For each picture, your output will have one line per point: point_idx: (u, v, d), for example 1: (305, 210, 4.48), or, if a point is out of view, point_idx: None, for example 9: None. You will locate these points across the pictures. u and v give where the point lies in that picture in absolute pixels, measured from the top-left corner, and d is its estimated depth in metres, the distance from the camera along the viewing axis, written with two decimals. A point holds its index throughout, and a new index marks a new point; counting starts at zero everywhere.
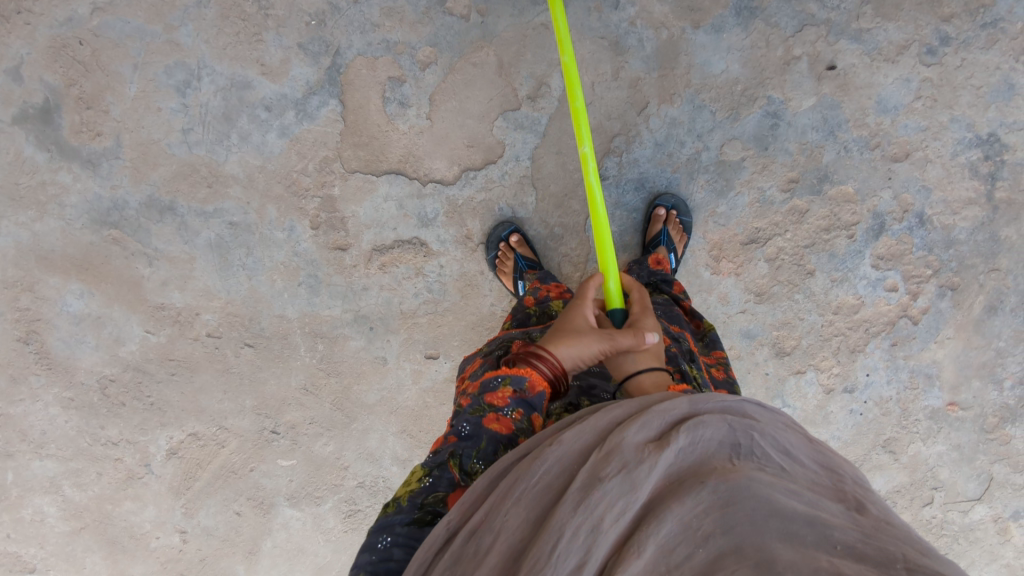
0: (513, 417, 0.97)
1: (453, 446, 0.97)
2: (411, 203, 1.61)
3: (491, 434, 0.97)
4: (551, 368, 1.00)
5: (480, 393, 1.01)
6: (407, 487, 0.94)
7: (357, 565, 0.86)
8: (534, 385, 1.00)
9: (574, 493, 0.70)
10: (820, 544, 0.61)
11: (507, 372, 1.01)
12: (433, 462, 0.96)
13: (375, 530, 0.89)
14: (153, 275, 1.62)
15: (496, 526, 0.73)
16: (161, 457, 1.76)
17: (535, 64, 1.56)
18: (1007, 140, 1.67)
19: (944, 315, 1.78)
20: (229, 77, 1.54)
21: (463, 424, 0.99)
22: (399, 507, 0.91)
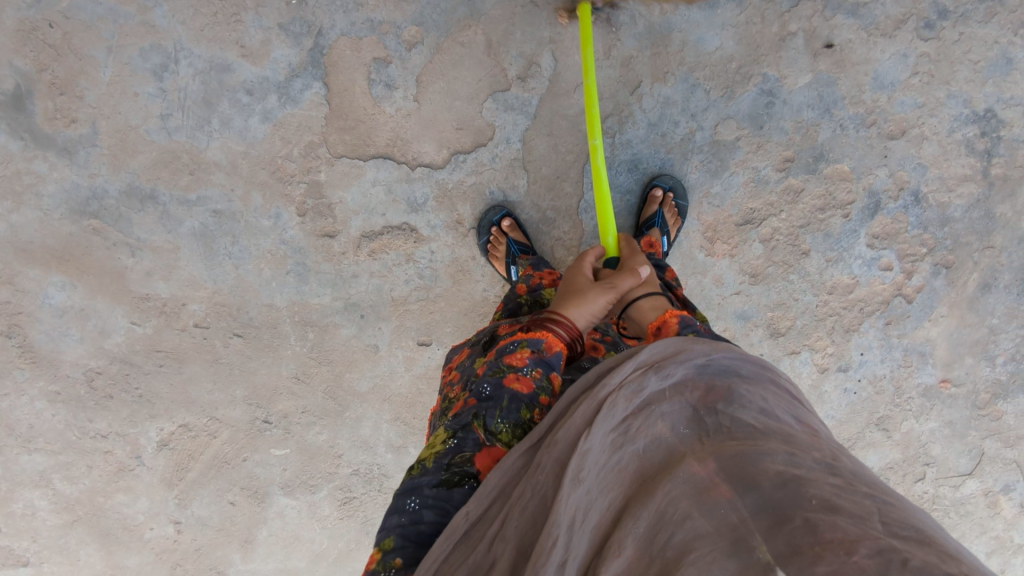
0: (533, 375, 0.99)
1: (475, 408, 0.97)
2: (400, 187, 1.57)
3: (514, 393, 0.96)
4: (567, 331, 1.05)
5: (498, 358, 1.03)
6: (431, 451, 0.94)
7: (387, 528, 0.84)
8: (550, 345, 1.03)
9: (566, 487, 0.68)
10: (795, 503, 0.59)
11: (522, 337, 1.04)
12: (457, 424, 0.96)
13: (402, 493, 0.88)
14: (137, 265, 1.58)
15: (508, 534, 0.71)
16: (152, 449, 1.74)
17: (524, 43, 1.52)
18: (1004, 116, 1.65)
19: (938, 294, 1.77)
20: (207, 60, 1.48)
21: (484, 386, 0.99)
22: (425, 469, 0.90)
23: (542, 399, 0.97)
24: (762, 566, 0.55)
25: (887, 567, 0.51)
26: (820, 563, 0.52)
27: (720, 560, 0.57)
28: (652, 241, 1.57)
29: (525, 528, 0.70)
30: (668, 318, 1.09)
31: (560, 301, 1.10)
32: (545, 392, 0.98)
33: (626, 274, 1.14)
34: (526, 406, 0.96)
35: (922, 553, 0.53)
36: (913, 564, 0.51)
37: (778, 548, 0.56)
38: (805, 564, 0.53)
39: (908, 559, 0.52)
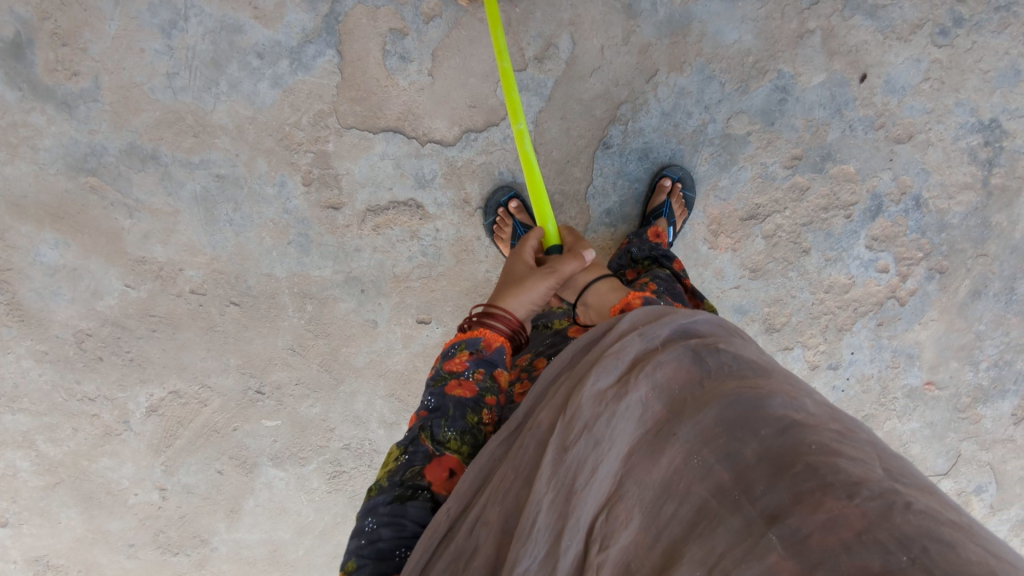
0: (474, 378, 0.99)
1: (423, 420, 0.97)
2: (409, 162, 1.55)
3: (457, 399, 0.97)
4: (505, 324, 1.08)
5: (440, 365, 1.04)
6: (385, 470, 0.94)
7: (349, 552, 0.85)
8: (489, 342, 1.05)
9: (550, 462, 0.70)
10: (797, 446, 0.61)
11: (461, 339, 1.06)
12: (406, 442, 0.96)
13: (359, 516, 0.88)
14: (134, 227, 1.55)
15: (489, 518, 0.74)
16: (141, 414, 1.72)
17: (544, 24, 1.51)
18: (1008, 127, 1.67)
19: (930, 298, 1.80)
20: (218, 20, 1.44)
21: (428, 399, 0.99)
22: (380, 488, 0.90)
23: (486, 399, 0.99)
24: (764, 522, 0.58)
25: (889, 510, 0.54)
26: (822, 510, 0.55)
27: (727, 522, 0.60)
28: (658, 232, 1.55)
29: (510, 508, 0.73)
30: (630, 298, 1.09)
31: (501, 289, 1.12)
32: (488, 392, 1.00)
33: (570, 258, 1.14)
34: (471, 409, 0.96)
35: (924, 498, 0.55)
36: (917, 508, 0.54)
37: (782, 499, 0.58)
38: (807, 513, 0.56)
39: (911, 502, 0.55)
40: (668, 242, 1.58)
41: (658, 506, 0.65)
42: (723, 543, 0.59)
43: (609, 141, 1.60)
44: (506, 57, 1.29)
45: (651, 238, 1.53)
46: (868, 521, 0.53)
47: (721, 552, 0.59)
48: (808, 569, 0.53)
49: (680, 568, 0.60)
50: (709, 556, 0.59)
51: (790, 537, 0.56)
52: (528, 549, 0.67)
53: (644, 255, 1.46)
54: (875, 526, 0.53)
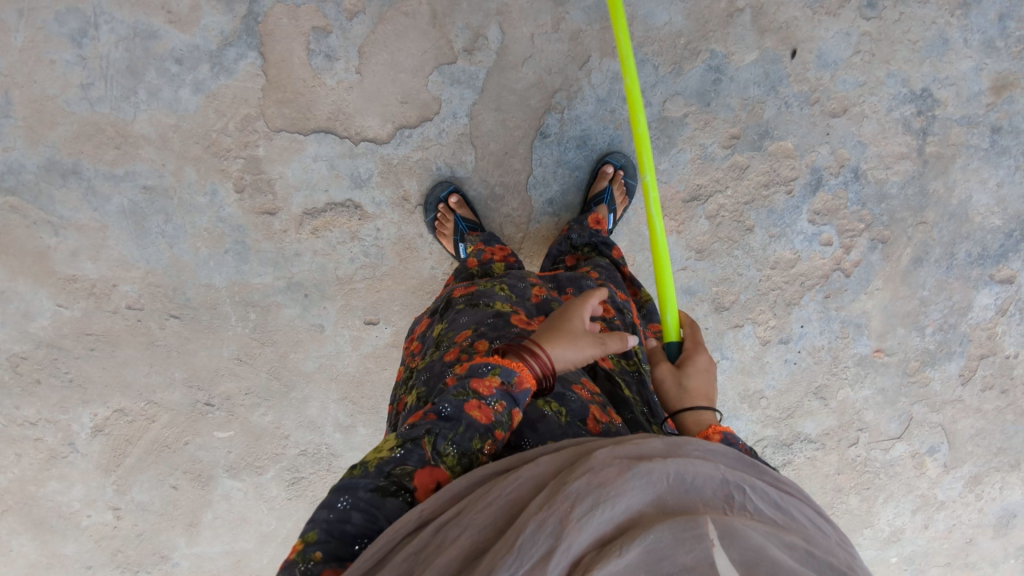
0: (496, 408, 0.85)
1: (430, 422, 0.84)
2: (343, 163, 1.51)
3: (472, 421, 0.84)
4: (541, 369, 0.88)
5: (466, 374, 0.87)
6: (376, 453, 0.82)
7: (312, 520, 0.75)
8: (522, 381, 0.87)
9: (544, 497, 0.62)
10: None
11: (496, 360, 0.88)
12: (406, 435, 0.83)
13: (335, 489, 0.77)
14: (61, 245, 1.49)
15: (464, 523, 0.65)
16: (86, 435, 1.68)
17: (471, 15, 1.47)
18: (939, 96, 1.69)
19: (874, 268, 1.83)
20: (131, 26, 1.39)
21: (443, 404, 0.85)
22: (366, 470, 0.79)
23: (496, 434, 0.85)
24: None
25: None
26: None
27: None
28: (599, 219, 1.53)
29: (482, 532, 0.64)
30: (711, 432, 0.88)
31: (546, 331, 0.92)
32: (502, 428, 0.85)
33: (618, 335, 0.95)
34: (481, 438, 0.84)
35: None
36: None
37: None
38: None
39: None
40: (608, 228, 1.57)
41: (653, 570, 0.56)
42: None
43: (546, 130, 1.56)
44: (631, 71, 1.14)
45: (591, 225, 1.51)
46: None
47: None
48: None
49: None
50: None
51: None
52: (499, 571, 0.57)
53: (585, 242, 1.44)
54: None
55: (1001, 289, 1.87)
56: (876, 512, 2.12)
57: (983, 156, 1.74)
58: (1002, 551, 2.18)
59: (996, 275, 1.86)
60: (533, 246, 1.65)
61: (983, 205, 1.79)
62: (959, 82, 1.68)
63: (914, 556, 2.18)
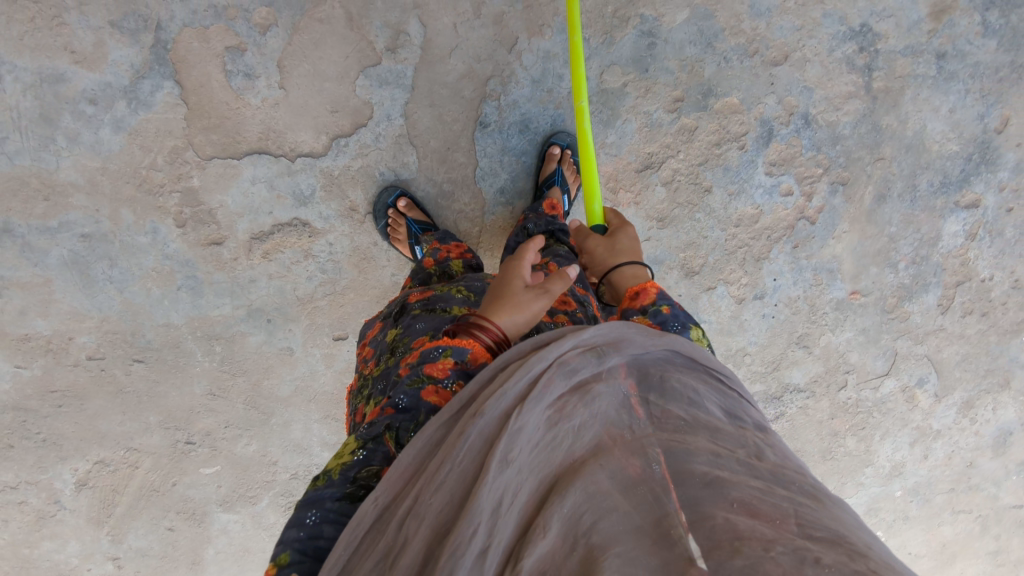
0: (453, 390, 0.81)
1: (389, 418, 0.81)
2: (283, 182, 1.47)
3: (430, 408, 0.80)
4: (494, 341, 0.84)
5: (418, 363, 0.85)
6: (339, 459, 0.80)
7: (284, 541, 0.72)
8: (477, 357, 0.83)
9: (491, 472, 0.61)
10: (716, 502, 0.55)
11: (447, 343, 0.85)
12: (367, 435, 0.81)
13: (302, 505, 0.74)
14: (8, 305, 1.45)
15: (421, 511, 0.63)
16: (71, 491, 1.66)
17: (387, 12, 1.41)
18: (879, 29, 1.67)
19: (838, 211, 1.82)
20: (36, 72, 1.30)
21: (400, 397, 0.83)
22: (330, 480, 0.76)
23: None
24: (681, 564, 0.51)
25: (801, 564, 0.48)
26: (738, 557, 0.49)
27: (643, 556, 0.53)
28: (553, 203, 1.48)
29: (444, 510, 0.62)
30: (648, 286, 0.96)
31: (490, 302, 0.87)
32: None
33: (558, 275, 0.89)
34: None
35: (833, 551, 0.50)
36: (826, 563, 0.48)
37: (699, 543, 0.52)
38: (724, 557, 0.50)
39: (820, 557, 0.49)
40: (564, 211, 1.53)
41: (573, 528, 0.57)
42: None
43: (485, 120, 1.52)
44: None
45: (546, 211, 1.46)
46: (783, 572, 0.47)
47: None
48: None
49: None
50: None
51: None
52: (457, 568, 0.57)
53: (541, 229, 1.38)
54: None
55: (967, 215, 1.86)
56: (875, 450, 2.13)
57: (931, 84, 1.72)
58: (1004, 469, 2.20)
59: (961, 202, 1.84)
60: (491, 239, 1.62)
61: (938, 133, 1.76)
62: (896, 13, 1.66)
63: (919, 487, 2.20)
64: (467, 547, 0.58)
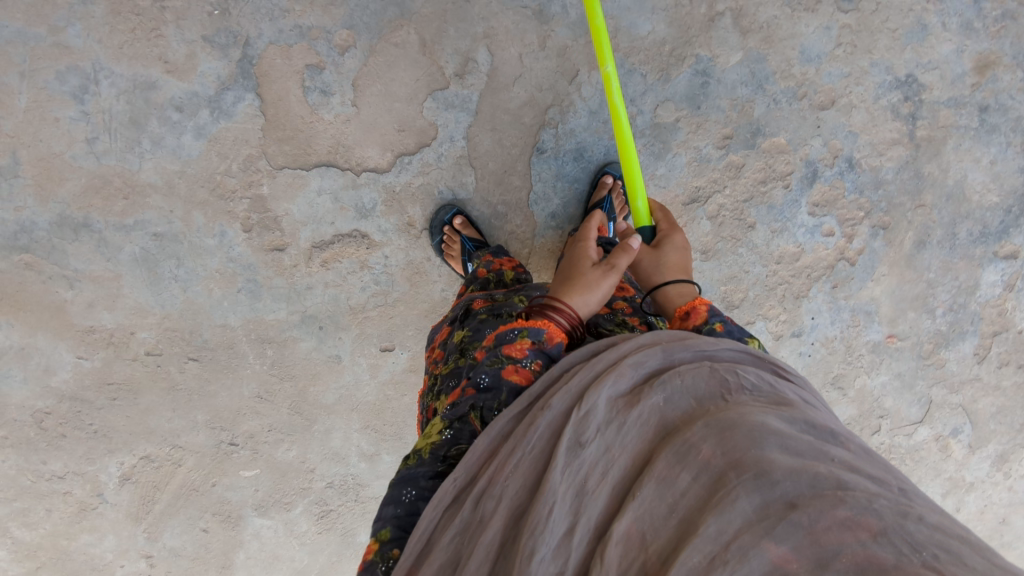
0: (532, 368, 0.88)
1: (472, 399, 0.87)
2: (347, 195, 1.53)
3: (512, 386, 0.86)
4: (568, 320, 0.93)
5: (496, 345, 0.92)
6: (428, 439, 0.87)
7: (382, 518, 0.81)
8: (552, 337, 0.91)
9: (563, 456, 0.70)
10: (818, 456, 0.65)
11: (523, 325, 0.92)
12: (453, 415, 0.88)
13: (397, 482, 0.83)
14: (77, 297, 1.50)
15: (497, 493, 0.71)
16: (114, 485, 1.69)
17: (458, 40, 1.47)
18: (924, 80, 1.72)
19: (878, 254, 1.85)
20: (131, 79, 1.39)
21: (481, 376, 0.89)
22: (421, 458, 0.85)
23: None
24: (781, 509, 0.61)
25: (902, 518, 0.59)
26: (841, 507, 0.59)
27: (745, 496, 0.62)
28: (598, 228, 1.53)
29: (522, 492, 0.72)
30: (696, 304, 0.97)
31: (562, 282, 0.98)
32: None
33: (621, 250, 0.99)
34: None
35: (934, 513, 0.60)
36: (928, 521, 0.59)
37: (800, 488, 0.61)
38: (826, 507, 0.59)
39: (921, 514, 0.59)
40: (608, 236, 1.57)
41: (668, 492, 0.67)
42: (738, 523, 0.62)
43: (542, 146, 1.57)
44: None
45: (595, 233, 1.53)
46: (884, 524, 0.58)
47: (736, 528, 0.61)
48: (824, 557, 0.58)
49: (692, 540, 0.62)
50: (723, 529, 0.61)
51: (807, 528, 0.59)
52: (543, 537, 0.66)
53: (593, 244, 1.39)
54: (891, 530, 0.58)
55: (1005, 265, 1.88)
56: None
57: (973, 136, 1.76)
58: None
59: (1000, 252, 1.87)
60: (539, 260, 1.67)
61: (979, 183, 1.80)
62: (941, 66, 1.71)
63: None
64: (550, 520, 0.67)
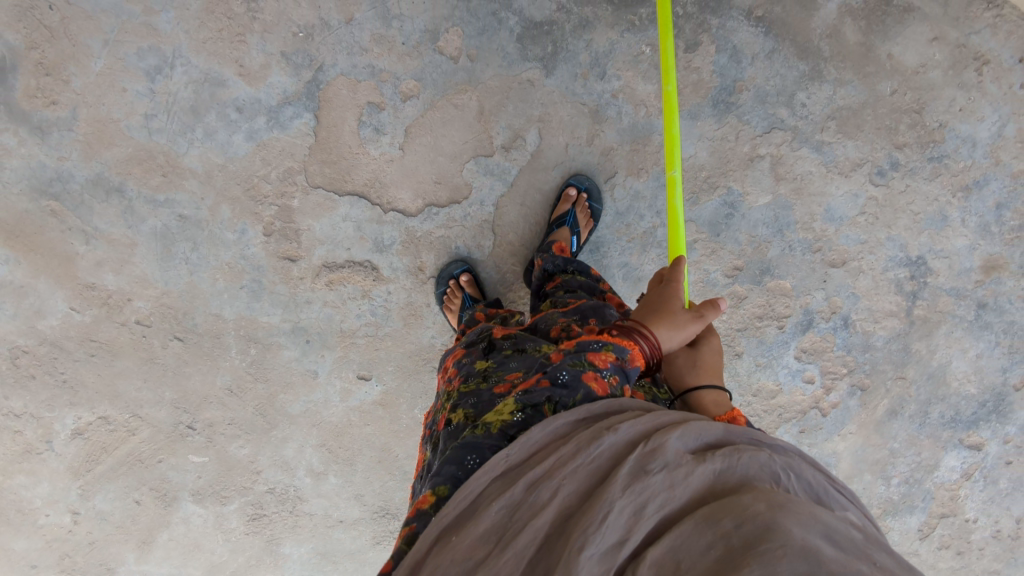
0: (610, 381, 0.91)
1: (548, 391, 0.89)
2: (370, 227, 1.58)
3: (589, 390, 0.89)
4: (649, 347, 0.97)
5: (578, 350, 0.94)
6: (498, 416, 0.88)
7: (443, 475, 0.84)
8: (633, 358, 0.95)
9: (624, 479, 0.71)
10: (862, 555, 0.62)
11: (608, 339, 0.96)
12: (526, 400, 0.89)
13: (462, 446, 0.86)
14: (89, 254, 1.54)
15: (556, 489, 0.73)
16: (65, 436, 1.70)
17: (514, 117, 1.54)
18: (933, 265, 1.76)
19: (851, 412, 1.91)
20: (203, 72, 1.45)
21: (560, 372, 0.91)
22: (489, 432, 0.86)
23: None
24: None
25: None
26: None
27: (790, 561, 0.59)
28: (562, 246, 1.50)
29: (573, 495, 0.73)
30: (735, 414, 0.98)
31: (649, 313, 1.02)
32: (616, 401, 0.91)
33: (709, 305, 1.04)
34: None
35: None
36: None
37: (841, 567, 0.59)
38: None
39: None
40: (570, 252, 1.54)
41: (710, 529, 0.65)
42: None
43: None
44: (672, 82, 1.15)
45: (556, 252, 1.46)
46: None
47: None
48: None
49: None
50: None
51: None
52: (596, 538, 0.68)
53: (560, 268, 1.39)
54: None
55: (968, 454, 1.94)
56: None
57: (966, 327, 1.82)
58: None
59: (965, 440, 1.93)
60: None
61: (961, 371, 1.86)
62: (952, 257, 1.75)
63: None
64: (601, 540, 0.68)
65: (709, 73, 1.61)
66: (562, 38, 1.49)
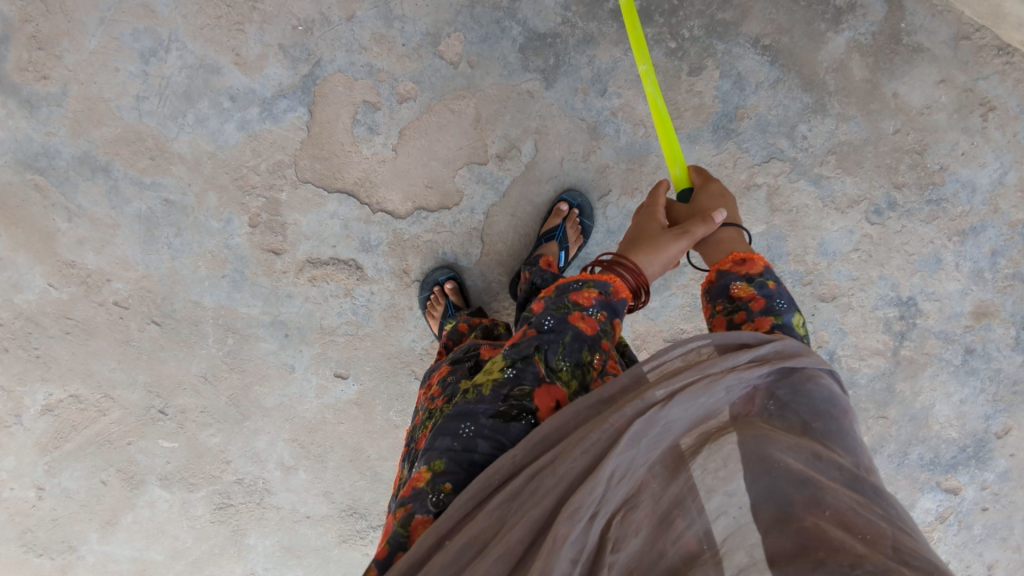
0: (598, 318, 0.88)
1: (535, 340, 0.86)
2: (356, 226, 1.56)
3: (576, 331, 0.86)
4: (633, 279, 0.95)
5: (559, 292, 0.90)
6: (489, 376, 0.85)
7: (438, 450, 0.80)
8: (618, 290, 0.92)
9: (619, 462, 0.64)
10: (809, 506, 0.62)
11: (588, 276, 0.91)
12: (515, 354, 0.85)
13: (454, 417, 0.82)
14: (70, 231, 1.52)
15: (559, 473, 0.65)
16: (35, 411, 1.69)
17: (511, 126, 1.52)
18: (923, 307, 1.74)
19: None
20: (198, 58, 1.42)
21: (544, 320, 0.87)
22: (482, 395, 0.83)
23: (603, 343, 0.88)
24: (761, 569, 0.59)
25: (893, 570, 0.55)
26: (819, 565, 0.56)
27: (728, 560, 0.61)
28: (549, 261, 1.45)
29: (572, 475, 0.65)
30: (752, 257, 0.96)
31: (631, 245, 1.00)
32: (607, 337, 0.89)
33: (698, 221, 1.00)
34: (588, 347, 0.87)
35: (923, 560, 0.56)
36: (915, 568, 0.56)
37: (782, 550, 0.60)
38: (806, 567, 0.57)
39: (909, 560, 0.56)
40: (557, 267, 1.51)
41: (663, 534, 0.65)
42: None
43: None
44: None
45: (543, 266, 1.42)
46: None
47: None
48: None
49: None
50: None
51: None
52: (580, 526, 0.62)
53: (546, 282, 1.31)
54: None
55: (944, 497, 1.93)
56: None
57: (951, 371, 1.80)
58: None
59: (943, 483, 1.92)
60: None
61: (943, 415, 1.85)
62: (943, 300, 1.73)
63: None
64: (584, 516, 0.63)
65: (711, 98, 1.59)
66: (565, 51, 1.47)
